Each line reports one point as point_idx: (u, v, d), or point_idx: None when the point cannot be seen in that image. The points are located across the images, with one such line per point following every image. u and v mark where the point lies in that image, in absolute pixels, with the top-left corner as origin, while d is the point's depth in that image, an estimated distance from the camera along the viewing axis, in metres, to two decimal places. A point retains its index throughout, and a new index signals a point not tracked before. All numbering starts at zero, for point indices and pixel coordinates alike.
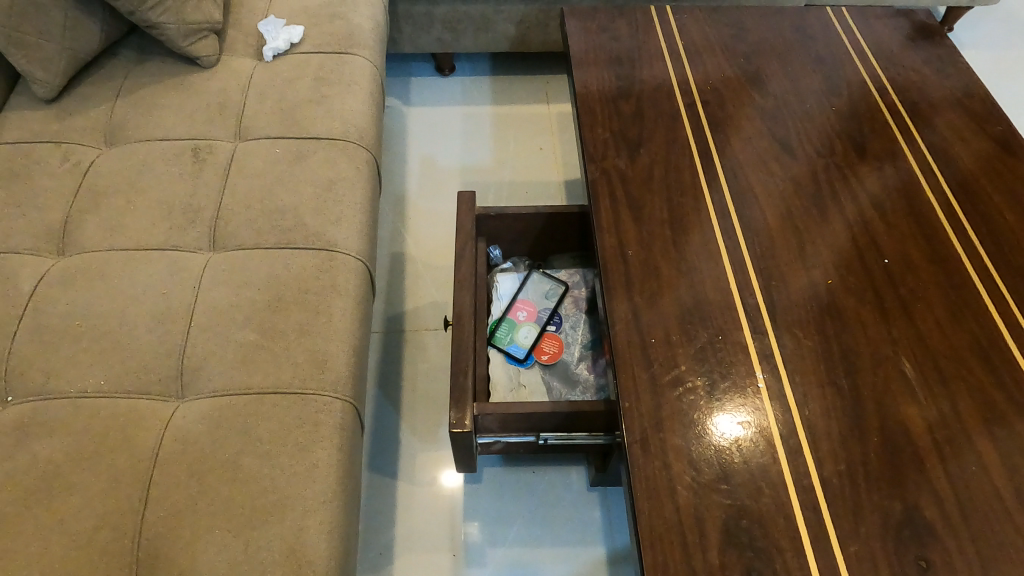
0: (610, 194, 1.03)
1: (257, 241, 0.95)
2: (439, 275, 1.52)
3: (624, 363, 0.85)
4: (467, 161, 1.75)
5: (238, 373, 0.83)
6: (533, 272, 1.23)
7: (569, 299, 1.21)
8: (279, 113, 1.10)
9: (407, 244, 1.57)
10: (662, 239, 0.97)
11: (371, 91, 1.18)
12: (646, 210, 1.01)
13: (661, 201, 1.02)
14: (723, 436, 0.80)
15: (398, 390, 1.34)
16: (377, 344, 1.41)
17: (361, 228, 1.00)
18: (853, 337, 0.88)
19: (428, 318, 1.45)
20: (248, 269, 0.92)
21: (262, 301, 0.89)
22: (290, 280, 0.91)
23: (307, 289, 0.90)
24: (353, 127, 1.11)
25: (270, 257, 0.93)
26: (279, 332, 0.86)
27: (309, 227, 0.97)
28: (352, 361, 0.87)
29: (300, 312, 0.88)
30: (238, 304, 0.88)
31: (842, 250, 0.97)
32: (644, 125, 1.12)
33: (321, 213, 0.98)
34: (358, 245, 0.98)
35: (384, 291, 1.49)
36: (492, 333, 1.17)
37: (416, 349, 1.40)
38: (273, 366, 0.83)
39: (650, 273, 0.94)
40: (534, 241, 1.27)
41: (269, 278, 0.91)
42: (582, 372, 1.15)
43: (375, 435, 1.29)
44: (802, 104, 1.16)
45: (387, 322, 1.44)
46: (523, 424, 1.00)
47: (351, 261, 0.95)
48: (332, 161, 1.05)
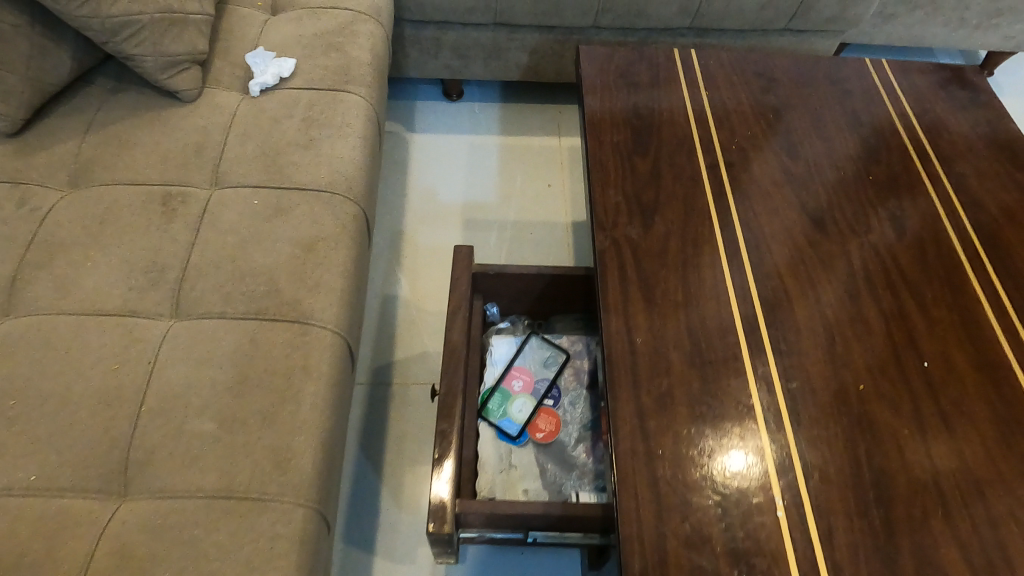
0: (619, 269, 0.92)
1: (224, 310, 0.85)
2: (433, 323, 1.42)
3: (625, 479, 0.75)
4: (471, 196, 1.65)
5: (189, 471, 0.73)
6: (532, 337, 1.13)
7: (570, 370, 1.11)
8: (261, 157, 1.01)
9: (400, 287, 1.48)
10: (674, 326, 0.87)
11: (364, 134, 1.08)
12: (659, 291, 0.90)
13: (676, 281, 0.91)
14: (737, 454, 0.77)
15: (380, 451, 1.25)
16: (360, 398, 1.31)
17: (341, 295, 0.90)
18: (886, 457, 0.77)
19: (418, 372, 1.35)
20: (211, 343, 0.82)
21: (223, 384, 0.79)
22: (257, 359, 0.81)
23: (276, 370, 0.81)
24: (341, 176, 1.01)
25: (237, 330, 0.83)
26: (240, 421, 0.77)
27: (283, 295, 0.87)
28: (320, 456, 0.78)
29: (265, 399, 0.79)
30: (196, 386, 0.78)
31: (876, 349, 0.86)
32: (661, 188, 1.02)
33: (298, 279, 0.89)
34: (336, 315, 0.88)
35: (372, 339, 1.39)
36: (483, 404, 1.08)
37: (402, 406, 1.30)
38: (229, 464, 0.74)
39: (660, 368, 0.84)
40: (535, 301, 1.17)
41: (234, 356, 0.81)
42: (580, 456, 1.05)
43: (353, 502, 1.19)
44: (833, 172, 1.06)
45: (373, 372, 1.34)
46: (511, 522, 0.90)
47: (327, 335, 0.86)
48: (315, 216, 0.96)
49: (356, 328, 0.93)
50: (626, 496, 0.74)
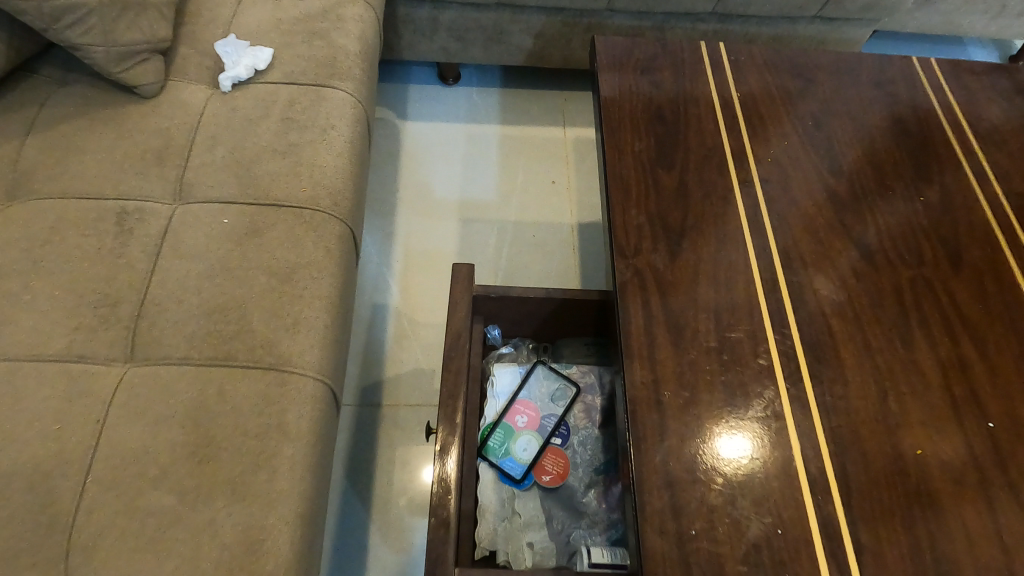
0: (642, 306, 0.81)
1: (187, 355, 0.74)
2: (426, 337, 1.31)
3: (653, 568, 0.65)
4: (468, 192, 1.52)
5: (142, 560, 0.62)
6: (538, 364, 1.02)
7: (580, 403, 1.00)
8: (232, 166, 0.88)
9: (390, 296, 1.36)
10: (707, 377, 0.77)
11: (349, 138, 0.95)
12: (689, 334, 0.79)
13: (707, 322, 0.81)
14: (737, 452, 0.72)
15: (368, 482, 1.16)
16: (347, 421, 1.21)
17: (324, 334, 0.79)
18: (950, 539, 0.68)
19: (410, 392, 1.25)
20: (171, 396, 0.71)
21: (185, 448, 0.68)
22: (226, 418, 0.70)
23: (247, 430, 0.70)
24: (322, 189, 0.89)
25: (202, 380, 0.72)
26: (204, 496, 0.66)
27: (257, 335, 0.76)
28: (298, 534, 0.67)
29: (235, 466, 0.68)
30: (153, 452, 0.67)
31: (935, 406, 0.76)
32: (689, 210, 0.90)
33: (274, 316, 0.78)
34: (318, 359, 0.77)
35: (359, 355, 1.29)
36: (484, 442, 0.97)
37: (393, 432, 1.21)
38: (191, 549, 0.63)
39: (691, 429, 0.73)
40: (541, 324, 1.06)
41: (198, 413, 0.70)
42: (590, 503, 0.94)
43: (338, 540, 1.10)
44: (880, 191, 0.95)
45: (361, 393, 1.24)
46: None
47: (307, 385, 0.75)
48: (293, 240, 0.84)
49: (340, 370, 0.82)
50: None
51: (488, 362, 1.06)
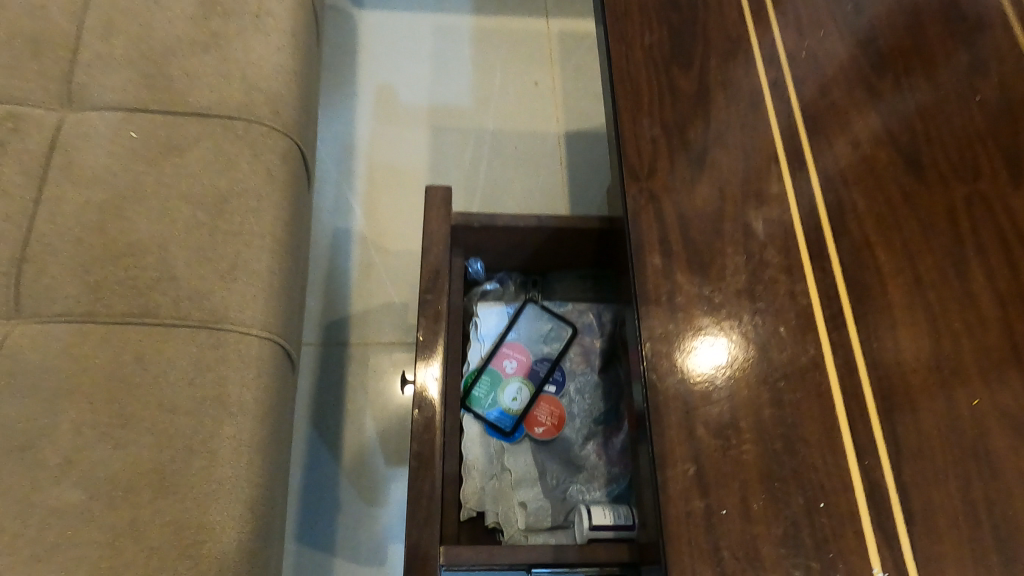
0: (660, 241, 0.68)
1: (83, 294, 0.65)
2: (397, 267, 1.16)
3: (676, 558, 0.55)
4: (439, 96, 1.32)
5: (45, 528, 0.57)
6: (529, 304, 0.90)
7: (577, 346, 0.89)
8: (150, 85, 0.74)
9: (353, 219, 1.19)
10: (737, 327, 0.65)
11: (289, 50, 0.81)
12: (716, 273, 0.67)
13: (735, 258, 0.68)
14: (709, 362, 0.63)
15: (338, 430, 1.05)
16: (311, 362, 1.08)
17: (270, 274, 0.71)
18: (1015, 509, 0.57)
19: (381, 329, 1.11)
20: (74, 344, 0.63)
21: (99, 408, 0.61)
22: (141, 372, 0.63)
23: (187, 400, 0.63)
24: (258, 115, 0.76)
25: (112, 330, 0.64)
26: (143, 477, 0.59)
27: (195, 289, 0.67)
28: (242, 516, 0.62)
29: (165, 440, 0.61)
30: (55, 407, 0.60)
31: (993, 351, 0.64)
32: (709, 120, 0.75)
33: (202, 248, 0.69)
34: (263, 314, 0.69)
35: (322, 287, 1.14)
36: (469, 391, 0.86)
37: (364, 374, 1.08)
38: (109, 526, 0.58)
39: (719, 388, 0.62)
40: (531, 256, 0.92)
41: (110, 364, 0.63)
42: (589, 456, 0.84)
43: (307, 492, 1.00)
44: (938, 79, 0.77)
45: (326, 330, 1.11)
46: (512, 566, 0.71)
47: (253, 345, 0.67)
48: (226, 175, 0.72)
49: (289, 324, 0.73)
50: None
51: (471, 300, 0.93)
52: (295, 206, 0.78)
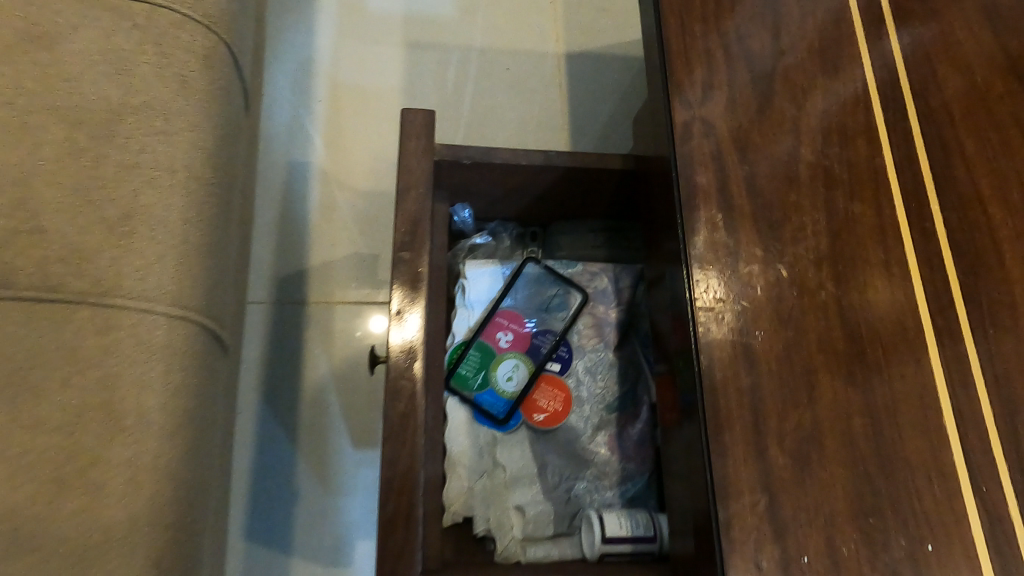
0: (718, 189, 0.51)
1: None
2: (365, 211, 0.97)
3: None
4: (416, 4, 1.10)
5: None
6: (529, 261, 0.73)
7: (587, 315, 0.72)
8: None
9: (311, 152, 0.99)
10: (820, 306, 0.49)
11: None
12: (789, 234, 0.50)
13: (814, 214, 0.51)
14: (782, 353, 0.47)
15: (293, 405, 0.88)
16: (260, 324, 0.90)
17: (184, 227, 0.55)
18: None
19: (346, 285, 0.94)
20: None
21: None
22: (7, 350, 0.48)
23: (81, 402, 0.49)
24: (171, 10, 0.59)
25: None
26: (12, 501, 0.45)
27: (77, 254, 0.51)
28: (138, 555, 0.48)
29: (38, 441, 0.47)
30: None
31: None
32: (778, 30, 0.57)
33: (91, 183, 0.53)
34: (171, 283, 0.53)
35: (275, 234, 0.95)
36: (454, 370, 0.70)
37: (325, 339, 0.91)
38: None
39: (797, 390, 0.46)
40: (532, 202, 0.74)
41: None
42: (599, 449, 0.70)
43: (259, 478, 0.85)
44: None
45: (280, 286, 0.93)
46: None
47: (158, 327, 0.52)
48: (120, 97, 0.55)
49: (216, 294, 0.59)
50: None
51: (457, 255, 0.75)
52: (222, 139, 0.61)
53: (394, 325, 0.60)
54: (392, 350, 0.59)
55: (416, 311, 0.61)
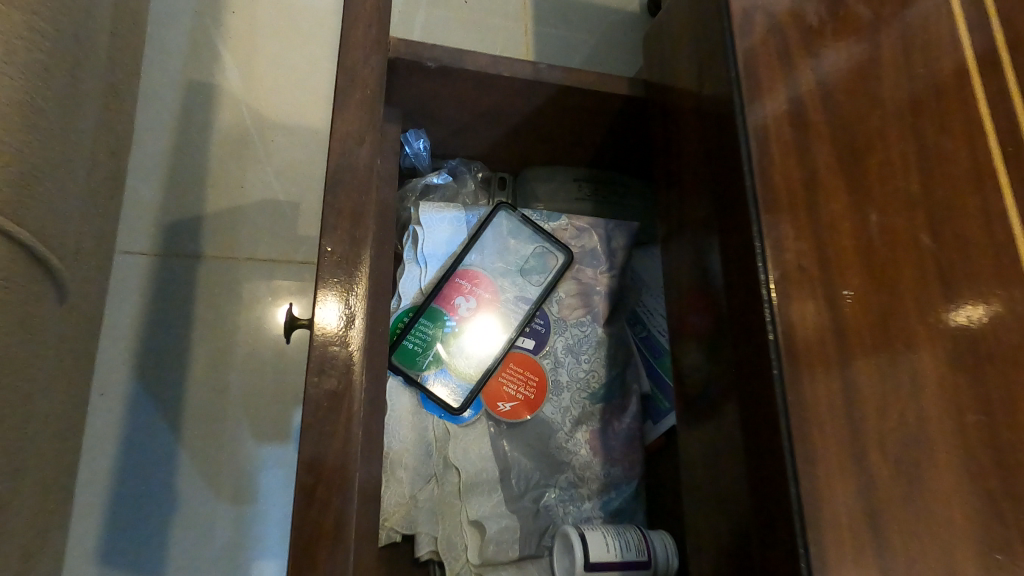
0: (789, 100, 0.38)
1: None
2: (286, 149, 0.78)
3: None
4: None
5: None
6: (501, 207, 0.58)
7: (570, 281, 0.59)
8: None
9: (217, 70, 0.78)
10: (916, 265, 0.36)
11: None
12: (874, 170, 0.38)
13: (903, 145, 0.39)
14: (877, 324, 0.34)
15: (176, 386, 0.68)
16: (139, 280, 0.70)
17: None
18: None
19: (257, 238, 0.74)
20: None
21: None
22: None
23: None
24: None
25: None
26: None
27: None
28: None
29: None
30: None
31: None
32: None
33: None
34: None
35: (165, 168, 0.74)
36: (398, 342, 0.54)
37: (227, 304, 0.72)
38: None
39: (898, 375, 0.34)
40: (506, 134, 0.59)
41: None
42: (579, 449, 0.56)
43: (126, 479, 0.66)
44: None
45: (168, 234, 0.72)
46: None
47: None
48: None
49: None
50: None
51: (407, 198, 0.60)
52: None
53: (331, 298, 0.42)
54: (316, 333, 0.41)
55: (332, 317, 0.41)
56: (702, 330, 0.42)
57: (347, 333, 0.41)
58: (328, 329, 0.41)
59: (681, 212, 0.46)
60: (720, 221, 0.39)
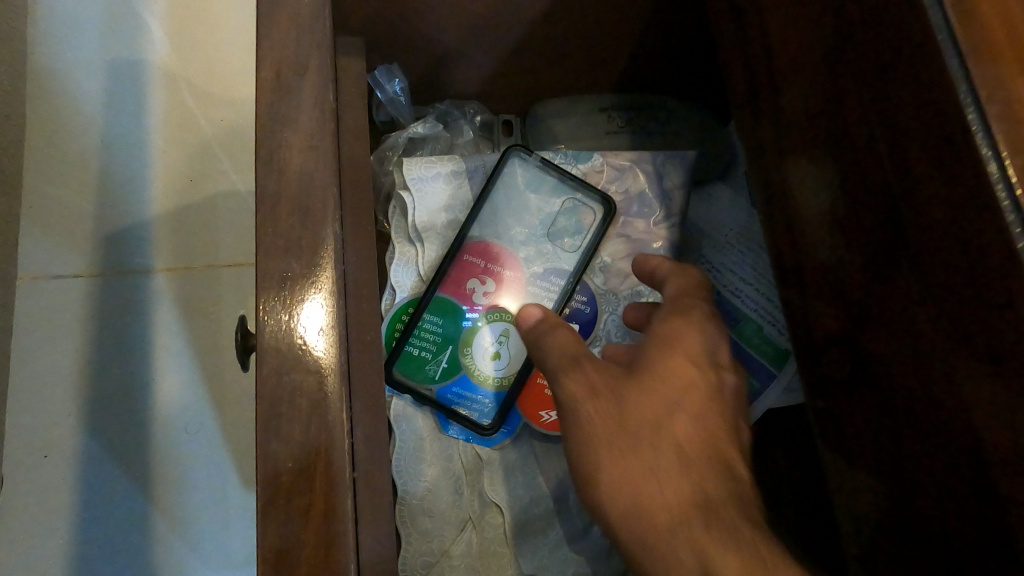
0: None
1: None
2: (239, 125, 0.63)
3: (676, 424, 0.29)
4: None
5: None
6: (512, 153, 0.44)
7: (616, 240, 0.44)
8: None
9: (145, 44, 0.63)
10: None
11: None
12: None
13: None
14: None
15: (139, 435, 0.55)
16: (77, 309, 0.57)
17: None
18: None
19: (215, 239, 0.60)
20: None
21: None
22: None
23: None
24: None
25: None
26: None
27: None
28: None
29: None
30: None
31: None
32: None
33: None
34: None
35: (94, 168, 0.60)
36: (399, 350, 0.41)
37: (190, 325, 0.58)
38: None
39: None
40: (507, 56, 0.45)
41: None
42: None
43: (91, 554, 0.53)
44: None
45: (107, 250, 0.58)
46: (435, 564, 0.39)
47: None
48: None
49: None
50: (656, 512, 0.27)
51: (386, 159, 0.46)
52: None
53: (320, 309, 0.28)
54: (264, 342, 0.27)
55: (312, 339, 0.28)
56: (850, 276, 0.27)
57: (313, 353, 0.27)
58: (285, 343, 0.27)
59: (777, 114, 0.32)
60: (876, 102, 0.25)
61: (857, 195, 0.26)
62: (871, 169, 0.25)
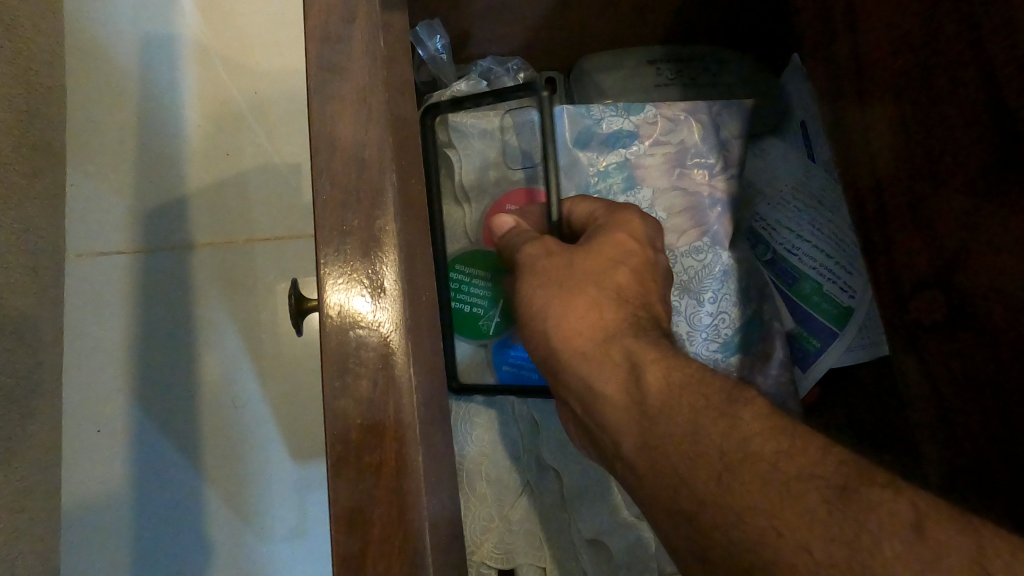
0: None
1: None
2: (272, 96, 0.62)
3: (588, 258, 0.32)
4: None
5: None
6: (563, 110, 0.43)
7: (672, 193, 0.43)
8: None
9: (174, 18, 0.63)
10: None
11: None
12: None
13: None
14: None
15: (188, 409, 0.56)
16: (122, 286, 0.57)
17: None
18: None
19: (254, 213, 0.60)
20: None
21: None
22: None
23: None
24: None
25: None
26: None
27: None
28: None
29: None
30: None
31: None
32: None
33: None
34: None
35: (132, 145, 0.60)
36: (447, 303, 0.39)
37: (234, 299, 0.58)
38: None
39: None
40: (552, 7, 0.43)
41: None
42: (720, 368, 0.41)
43: (147, 525, 0.54)
44: None
45: (149, 226, 0.58)
46: (499, 533, 0.38)
47: None
48: None
49: None
50: (584, 344, 0.29)
51: None
52: None
53: (379, 284, 0.27)
54: (326, 303, 0.26)
55: (375, 315, 0.27)
56: (945, 214, 0.27)
57: (376, 310, 0.27)
58: (346, 300, 0.27)
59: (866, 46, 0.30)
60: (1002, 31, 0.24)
61: (954, 129, 0.26)
62: (975, 102, 0.25)
